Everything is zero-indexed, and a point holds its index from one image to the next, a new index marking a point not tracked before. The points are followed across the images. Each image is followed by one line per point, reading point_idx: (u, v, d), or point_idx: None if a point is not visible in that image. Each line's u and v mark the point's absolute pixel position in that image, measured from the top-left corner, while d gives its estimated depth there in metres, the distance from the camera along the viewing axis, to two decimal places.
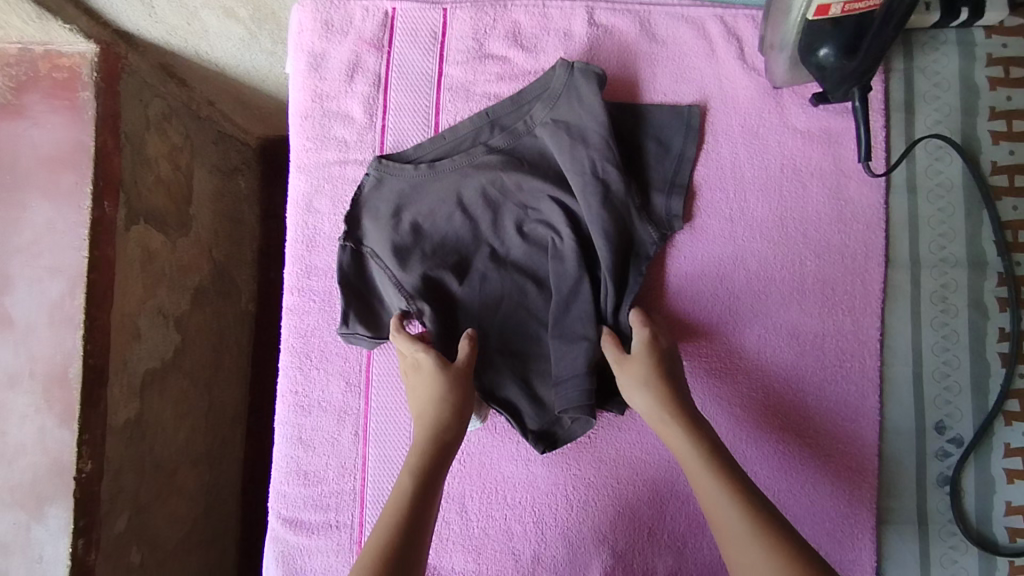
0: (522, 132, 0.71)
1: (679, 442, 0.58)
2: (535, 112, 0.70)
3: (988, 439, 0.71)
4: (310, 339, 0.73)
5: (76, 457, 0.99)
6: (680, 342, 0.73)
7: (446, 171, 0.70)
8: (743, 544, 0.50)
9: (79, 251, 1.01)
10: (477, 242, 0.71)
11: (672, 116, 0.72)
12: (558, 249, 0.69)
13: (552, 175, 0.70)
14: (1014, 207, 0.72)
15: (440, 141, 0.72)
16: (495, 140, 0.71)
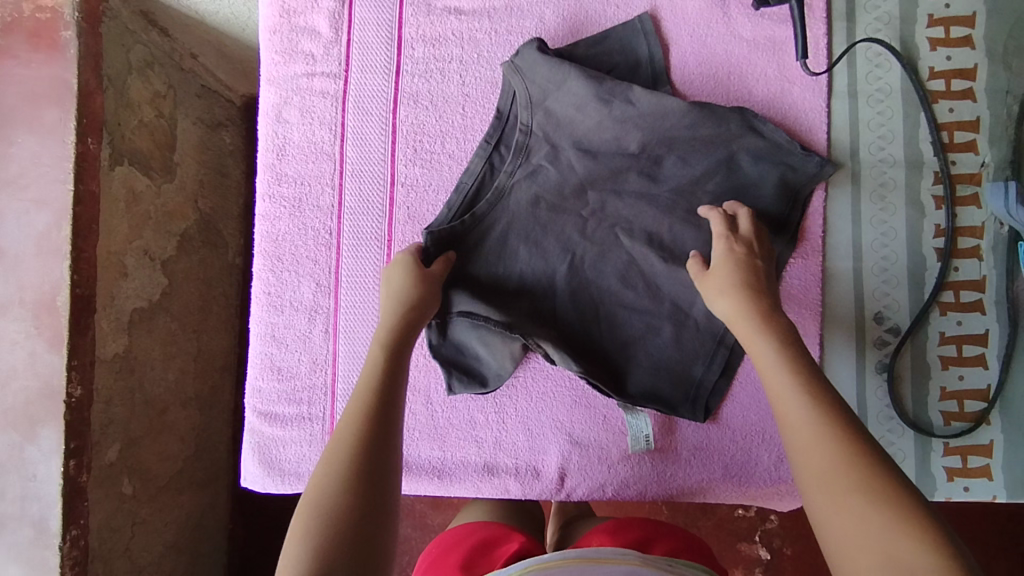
0: (523, 141, 0.74)
1: (758, 341, 0.59)
2: (517, 112, 0.74)
3: (925, 328, 0.75)
4: (282, 243, 0.77)
5: (67, 382, 1.04)
6: None
7: (494, 213, 0.74)
8: (795, 430, 0.51)
9: (65, 184, 1.05)
10: (551, 257, 0.74)
11: (635, 31, 0.76)
12: (618, 232, 0.74)
13: (579, 167, 0.74)
14: (950, 109, 0.76)
15: (462, 190, 0.74)
16: (510, 169, 0.74)
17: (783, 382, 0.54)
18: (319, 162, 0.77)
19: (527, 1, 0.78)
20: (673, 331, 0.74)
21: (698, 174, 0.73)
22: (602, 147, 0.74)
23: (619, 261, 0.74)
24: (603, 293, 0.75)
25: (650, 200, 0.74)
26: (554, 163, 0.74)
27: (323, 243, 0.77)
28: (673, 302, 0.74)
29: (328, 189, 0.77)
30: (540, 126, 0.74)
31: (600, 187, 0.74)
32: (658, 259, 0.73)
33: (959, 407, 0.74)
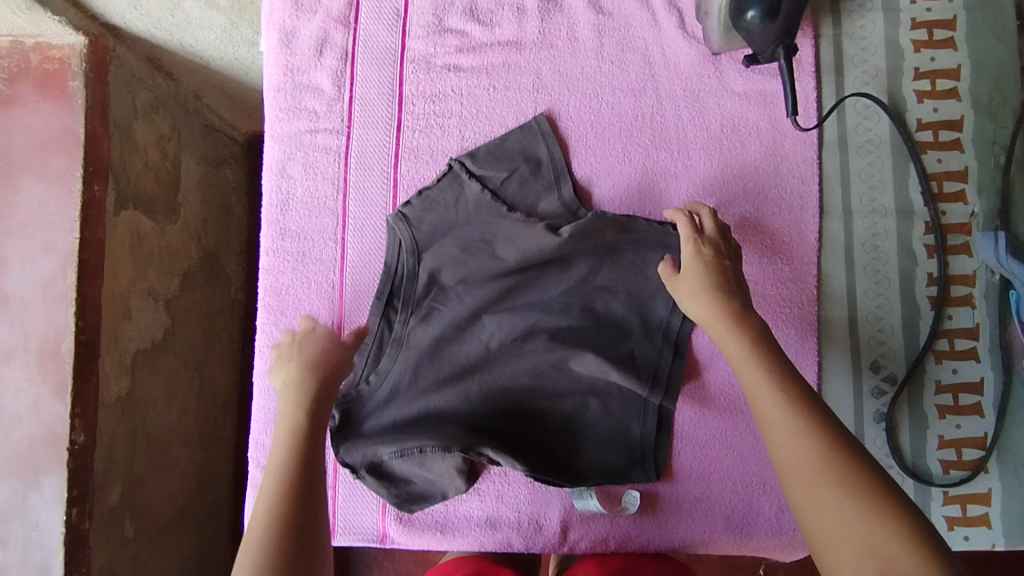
0: (411, 290, 0.76)
1: (730, 340, 0.61)
2: (402, 262, 0.76)
3: (920, 377, 0.76)
4: (286, 297, 0.79)
5: (71, 429, 1.05)
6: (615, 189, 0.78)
7: (397, 361, 0.75)
8: (774, 427, 0.53)
9: (71, 232, 1.06)
10: (464, 379, 0.76)
11: (525, 140, 0.78)
12: (522, 343, 0.76)
13: (474, 302, 0.76)
14: (939, 160, 0.78)
15: (365, 351, 0.75)
16: (404, 320, 0.76)
17: (764, 393, 0.55)
18: (322, 216, 0.79)
19: (525, 58, 0.80)
20: (601, 404, 0.75)
21: (586, 276, 0.76)
22: (490, 276, 0.76)
23: (527, 366, 0.76)
24: (519, 399, 0.75)
25: (550, 301, 0.77)
26: (445, 302, 0.76)
27: (326, 297, 0.78)
28: (592, 385, 0.76)
29: (330, 243, 0.79)
30: (423, 269, 0.76)
31: (495, 309, 0.77)
32: (580, 358, 0.75)
33: (956, 455, 0.75)
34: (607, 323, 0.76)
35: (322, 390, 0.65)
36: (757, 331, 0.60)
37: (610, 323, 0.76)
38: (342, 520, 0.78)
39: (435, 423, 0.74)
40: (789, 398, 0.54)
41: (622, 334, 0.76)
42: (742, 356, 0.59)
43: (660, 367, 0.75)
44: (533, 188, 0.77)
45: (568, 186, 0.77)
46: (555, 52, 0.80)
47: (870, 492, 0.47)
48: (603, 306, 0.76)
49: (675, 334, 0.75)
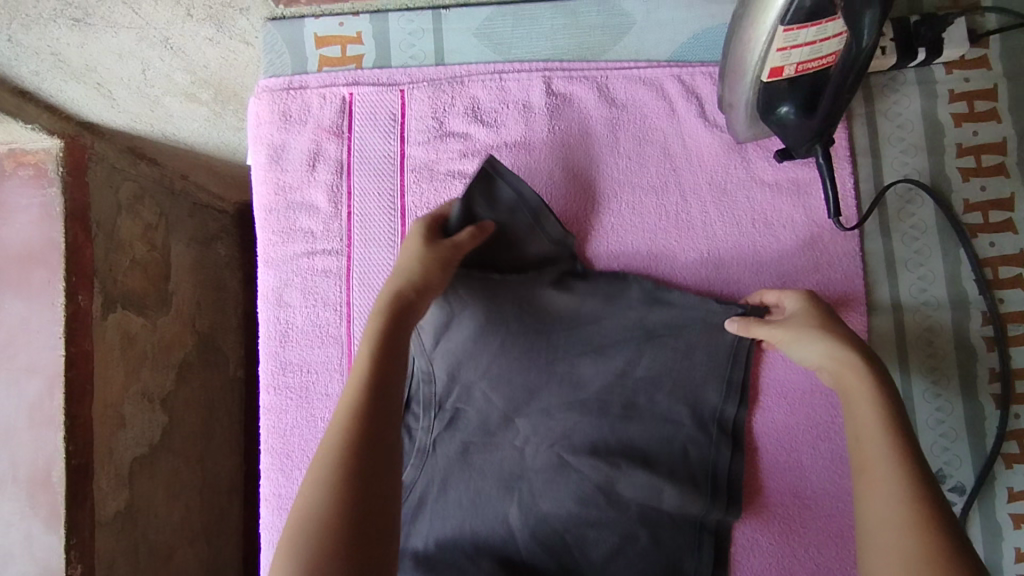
0: (432, 397, 0.71)
1: (859, 395, 0.54)
2: (416, 367, 0.71)
3: (990, 484, 0.70)
4: (290, 438, 0.72)
5: (65, 563, 0.98)
6: (659, 240, 0.73)
7: (422, 476, 0.70)
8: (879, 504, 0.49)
9: (56, 349, 1.00)
10: (505, 499, 0.69)
11: (519, 202, 0.70)
12: (562, 453, 0.70)
13: (501, 404, 0.70)
14: (991, 243, 0.72)
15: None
16: (427, 427, 0.70)
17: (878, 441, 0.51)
18: (325, 346, 0.72)
19: (535, 159, 0.74)
20: (650, 534, 0.69)
21: (627, 388, 0.70)
22: (520, 382, 0.70)
23: (571, 485, 0.69)
24: (559, 521, 0.69)
25: (585, 413, 0.70)
26: (471, 405, 0.71)
27: None
28: (642, 508, 0.69)
29: (336, 375, 0.72)
30: (443, 375, 0.70)
31: (529, 414, 0.71)
32: (633, 473, 0.69)
33: None
34: (662, 440, 0.70)
35: (410, 304, 0.61)
36: (884, 381, 0.55)
37: (664, 437, 0.70)
38: None
39: (467, 552, 0.67)
40: (906, 461, 0.50)
41: (674, 438, 0.70)
42: (864, 396, 0.54)
43: (717, 471, 0.69)
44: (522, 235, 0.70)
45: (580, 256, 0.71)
46: (568, 149, 0.74)
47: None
48: (646, 403, 0.70)
49: (732, 426, 0.69)
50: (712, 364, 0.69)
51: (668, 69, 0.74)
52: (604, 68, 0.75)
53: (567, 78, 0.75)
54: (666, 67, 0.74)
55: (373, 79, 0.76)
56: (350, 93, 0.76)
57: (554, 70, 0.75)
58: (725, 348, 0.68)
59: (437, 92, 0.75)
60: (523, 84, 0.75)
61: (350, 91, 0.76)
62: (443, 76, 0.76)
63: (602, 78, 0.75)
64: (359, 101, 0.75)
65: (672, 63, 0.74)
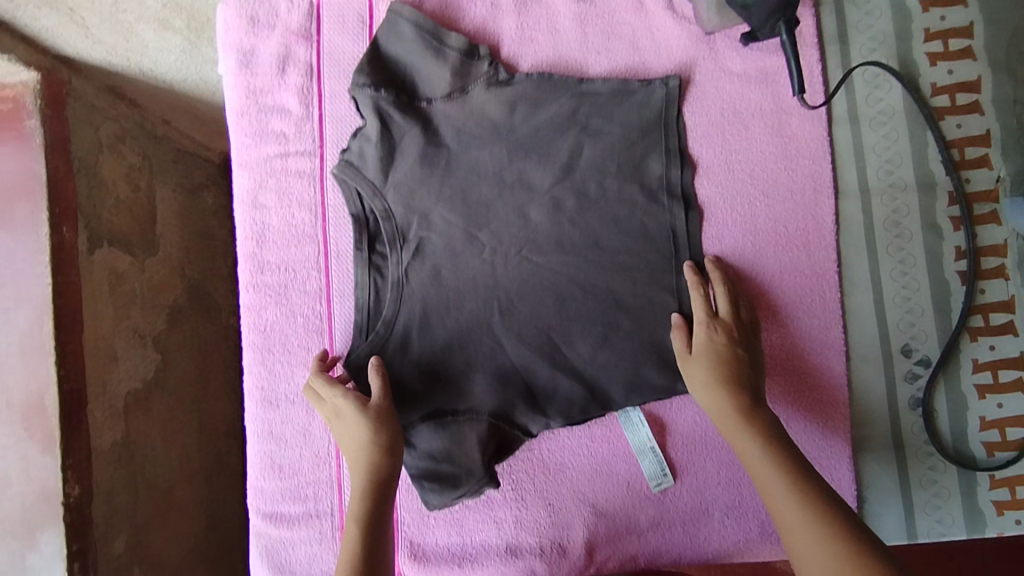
0: (393, 229, 0.73)
1: (739, 436, 0.61)
2: (371, 205, 0.73)
3: (956, 357, 0.72)
4: (271, 333, 0.73)
5: (63, 482, 1.00)
6: (619, 48, 0.75)
7: (401, 309, 0.73)
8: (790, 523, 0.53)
9: (42, 278, 1.00)
10: (485, 311, 0.72)
11: (417, 32, 0.73)
12: (529, 257, 0.73)
13: (458, 222, 0.73)
14: (958, 125, 0.73)
15: (364, 306, 0.73)
16: (396, 260, 0.73)
17: (781, 495, 0.55)
18: (301, 245, 0.74)
19: (506, 30, 0.75)
20: (631, 320, 0.72)
21: (579, 181, 0.73)
22: (475, 198, 0.73)
23: (545, 284, 0.72)
24: (543, 325, 0.72)
25: (545, 216, 0.73)
26: (433, 230, 0.73)
27: (314, 330, 0.73)
28: (612, 296, 0.72)
29: (313, 273, 0.74)
30: (398, 204, 0.73)
31: (490, 226, 0.73)
32: (599, 271, 0.72)
33: (1001, 436, 0.71)
34: (614, 220, 0.73)
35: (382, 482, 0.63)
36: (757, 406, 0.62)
37: (621, 221, 0.72)
38: None
39: (461, 368, 0.72)
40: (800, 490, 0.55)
41: (637, 231, 0.72)
42: (766, 470, 0.57)
43: (676, 228, 0.72)
44: (431, 65, 0.73)
45: (526, 84, 0.73)
46: (537, 45, 0.75)
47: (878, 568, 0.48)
48: (597, 190, 0.73)
49: (679, 188, 0.72)
50: (648, 138, 0.73)
51: None
52: None
53: None
54: None
55: None
56: None
57: None
58: (654, 115, 0.73)
59: None
60: None
61: None
62: None
63: None
64: (326, 4, 0.76)
65: None
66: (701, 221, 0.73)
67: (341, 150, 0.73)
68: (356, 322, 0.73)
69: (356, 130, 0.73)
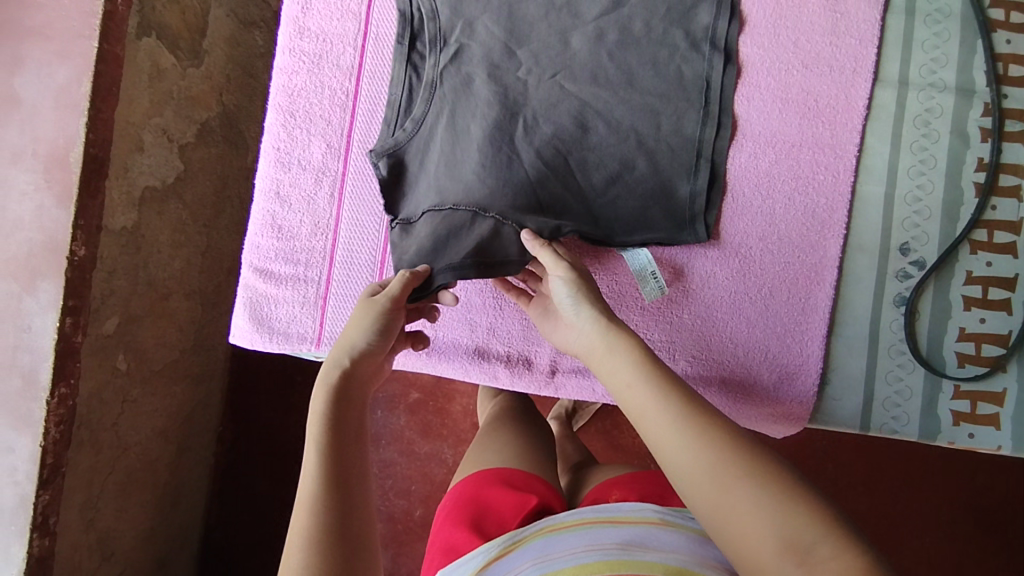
0: (436, 31, 0.72)
1: (615, 356, 0.55)
2: (419, 3, 0.72)
3: (951, 265, 0.71)
4: (297, 98, 0.75)
5: (72, 238, 0.96)
6: None
7: (431, 109, 0.72)
8: (668, 436, 0.48)
9: (89, 40, 0.98)
10: (511, 123, 0.71)
11: None
12: (562, 83, 0.71)
13: (500, 32, 0.71)
14: (1008, 40, 0.72)
15: (395, 103, 0.73)
16: (433, 61, 0.72)
17: (657, 409, 0.50)
18: (343, 20, 0.75)
19: None
20: (648, 160, 0.71)
21: (626, 17, 0.71)
22: (520, 14, 0.71)
23: (571, 110, 0.71)
24: (562, 149, 0.71)
25: (586, 45, 0.71)
26: (474, 38, 0.72)
27: (339, 104, 0.75)
28: (636, 134, 0.71)
29: (349, 48, 0.75)
30: (444, 6, 0.71)
31: (530, 45, 0.71)
32: (628, 111, 0.71)
33: (975, 350, 0.70)
34: (652, 61, 0.71)
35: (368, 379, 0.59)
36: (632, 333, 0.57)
37: (659, 65, 0.71)
38: (328, 331, 0.74)
39: (473, 178, 0.70)
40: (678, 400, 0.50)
41: (674, 77, 0.71)
42: (639, 391, 0.52)
43: (711, 78, 0.71)
44: None
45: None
46: None
47: (765, 471, 0.45)
48: (642, 28, 0.71)
49: (724, 39, 0.71)
50: None
51: None
52: None
53: None
54: None
55: None
56: None
57: None
58: None
59: None
60: None
61: None
62: None
63: None
64: None
65: None
66: (737, 78, 0.72)
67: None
68: (385, 118, 0.73)
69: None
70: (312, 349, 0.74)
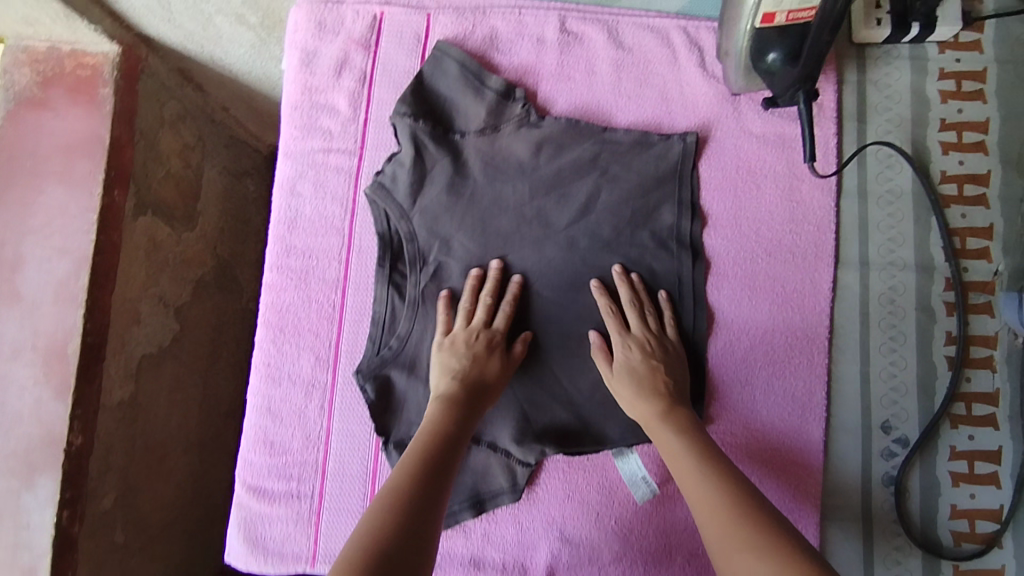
0: (415, 251, 0.77)
1: (665, 433, 0.64)
2: (397, 227, 0.77)
3: (934, 442, 0.73)
4: (286, 314, 0.78)
5: (68, 430, 0.96)
6: (621, 106, 0.79)
7: (415, 327, 0.76)
8: (698, 495, 0.57)
9: (89, 234, 0.99)
10: None
11: (463, 72, 0.79)
12: (539, 291, 0.76)
13: (477, 250, 0.76)
14: (963, 215, 0.75)
15: (379, 321, 0.76)
16: (414, 280, 0.76)
17: (694, 470, 0.59)
18: (328, 236, 0.78)
19: (546, 63, 0.80)
20: None
21: (594, 223, 0.76)
22: (493, 229, 0.77)
23: (551, 318, 0.75)
24: (546, 359, 0.75)
25: (558, 253, 0.76)
26: (452, 255, 0.77)
27: (326, 317, 0.77)
28: None
29: (335, 263, 0.78)
30: (422, 228, 0.77)
31: (505, 259, 0.76)
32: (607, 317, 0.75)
33: (969, 527, 0.71)
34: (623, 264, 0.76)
35: (461, 415, 0.67)
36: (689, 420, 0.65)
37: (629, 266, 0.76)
38: (323, 547, 0.74)
39: None
40: (709, 465, 0.59)
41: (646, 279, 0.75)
42: (684, 456, 0.61)
43: (682, 277, 0.75)
44: (461, 94, 0.79)
45: (554, 127, 0.78)
46: (572, 84, 0.79)
47: (761, 523, 0.52)
48: (610, 233, 0.76)
49: (688, 238, 0.76)
50: (664, 189, 0.76)
51: (676, 21, 0.79)
52: (617, 15, 0.80)
53: (581, 19, 0.80)
54: (674, 19, 0.79)
55: (404, 2, 0.82)
56: (380, 12, 0.81)
57: (570, 11, 0.81)
58: (671, 169, 0.77)
59: (460, 19, 0.81)
60: (540, 20, 0.81)
61: (381, 10, 0.81)
62: (468, 5, 0.81)
63: (613, 23, 0.80)
64: (388, 20, 0.81)
65: (680, 17, 0.80)
66: (706, 272, 0.76)
67: (375, 173, 0.78)
68: (370, 335, 0.76)
69: (391, 156, 0.78)
70: (308, 567, 0.74)
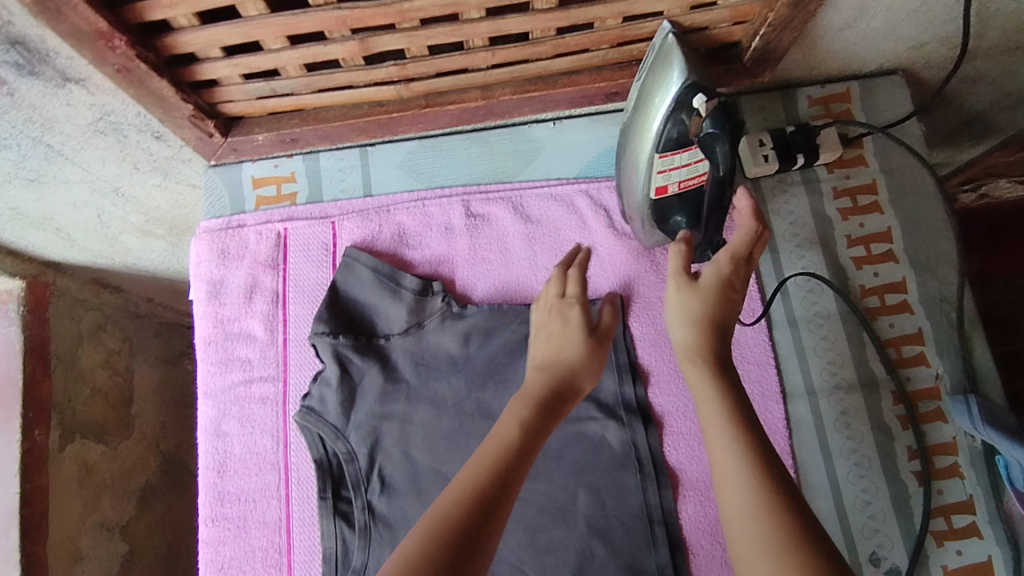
0: (357, 472, 0.73)
1: (724, 447, 0.51)
2: (334, 449, 0.73)
3: (924, 563, 0.70)
4: (228, 570, 0.73)
5: None
6: (541, 279, 0.78)
7: (370, 556, 0.71)
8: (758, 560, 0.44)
9: (11, 486, 0.91)
10: None
11: (376, 275, 0.77)
12: None
13: (423, 457, 0.73)
14: (891, 324, 0.76)
15: (331, 556, 0.71)
16: (361, 504, 0.72)
17: (757, 526, 0.45)
18: (262, 474, 0.75)
19: (458, 250, 0.79)
20: (605, 544, 0.70)
21: None
22: (436, 432, 0.73)
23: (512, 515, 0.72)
24: (517, 561, 0.71)
25: None
26: (396, 467, 0.73)
27: (272, 564, 0.73)
28: (583, 520, 0.71)
29: (273, 502, 0.74)
30: (361, 445, 0.73)
31: (454, 463, 0.72)
32: (570, 503, 0.72)
33: None
34: (574, 443, 0.73)
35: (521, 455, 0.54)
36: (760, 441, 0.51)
37: (581, 443, 0.73)
38: None
39: None
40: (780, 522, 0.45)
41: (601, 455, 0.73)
42: (744, 503, 0.47)
43: (638, 445, 0.73)
44: (378, 297, 0.76)
45: (478, 316, 0.76)
46: (488, 266, 0.79)
47: None
48: None
49: (635, 403, 0.74)
50: None
51: (577, 186, 0.80)
52: (519, 188, 0.81)
53: (485, 200, 0.80)
54: (575, 184, 0.80)
55: (306, 213, 0.80)
56: (283, 228, 0.80)
57: (472, 193, 0.80)
58: None
59: (366, 220, 0.80)
60: (444, 207, 0.80)
61: (284, 226, 0.80)
62: (371, 206, 0.81)
63: (517, 197, 0.80)
64: (293, 234, 0.80)
65: (580, 180, 0.80)
66: (661, 434, 0.74)
67: (302, 397, 0.74)
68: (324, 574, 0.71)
69: (316, 376, 0.74)
70: None
